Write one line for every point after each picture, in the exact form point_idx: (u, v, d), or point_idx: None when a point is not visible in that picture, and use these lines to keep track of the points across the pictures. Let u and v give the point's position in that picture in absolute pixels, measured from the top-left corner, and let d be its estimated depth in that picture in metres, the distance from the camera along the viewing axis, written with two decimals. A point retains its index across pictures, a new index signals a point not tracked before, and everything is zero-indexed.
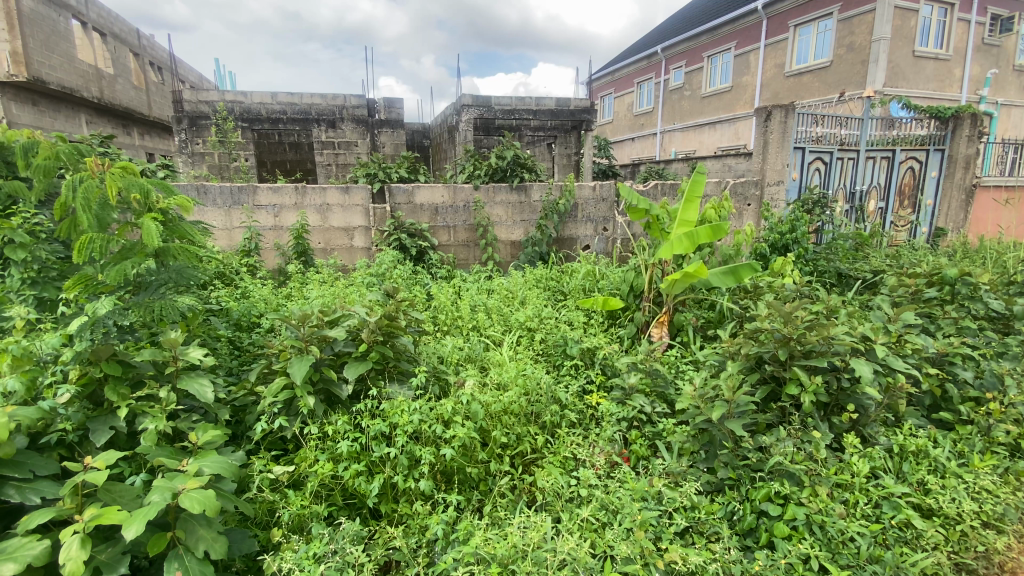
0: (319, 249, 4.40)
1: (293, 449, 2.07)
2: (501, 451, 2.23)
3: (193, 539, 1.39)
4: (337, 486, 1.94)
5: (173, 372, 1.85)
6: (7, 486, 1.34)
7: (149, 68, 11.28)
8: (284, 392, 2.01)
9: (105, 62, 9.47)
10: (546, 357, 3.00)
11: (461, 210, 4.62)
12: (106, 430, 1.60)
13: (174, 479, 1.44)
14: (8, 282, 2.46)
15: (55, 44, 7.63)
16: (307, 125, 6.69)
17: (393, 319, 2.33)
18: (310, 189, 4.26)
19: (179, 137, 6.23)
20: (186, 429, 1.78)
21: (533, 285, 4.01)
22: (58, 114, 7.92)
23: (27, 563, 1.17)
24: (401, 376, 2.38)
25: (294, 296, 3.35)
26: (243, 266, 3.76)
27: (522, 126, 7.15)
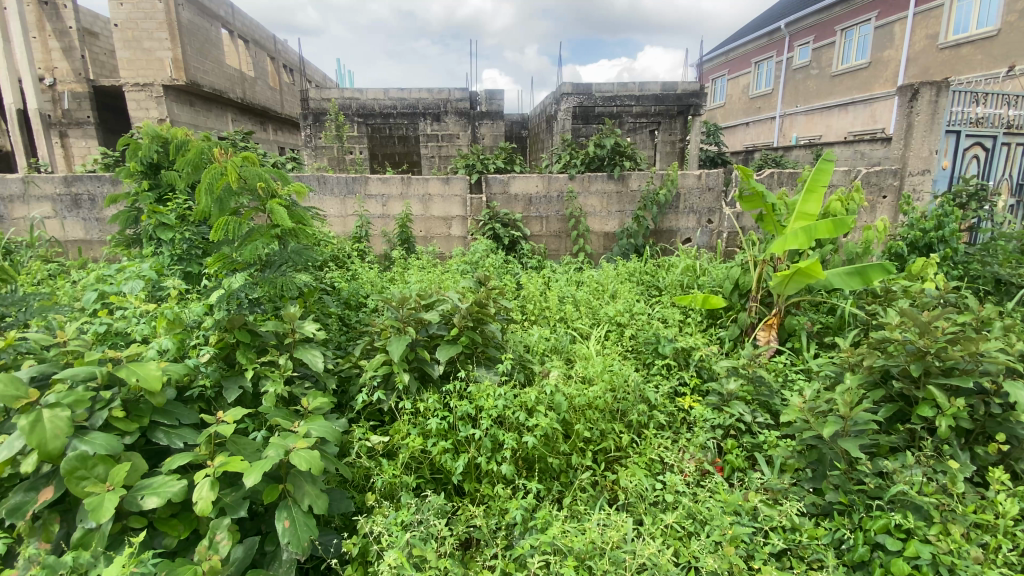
0: (420, 237, 4.63)
1: (388, 421, 2.21)
2: (583, 445, 2.21)
3: (299, 493, 1.55)
4: (426, 460, 2.05)
5: (291, 343, 2.06)
6: (160, 429, 1.60)
7: (282, 70, 12.61)
8: (383, 368, 2.16)
9: (248, 66, 10.72)
10: (635, 354, 2.90)
11: (554, 201, 4.60)
12: (236, 389, 1.85)
13: (287, 438, 1.61)
14: (168, 258, 2.90)
15: (208, 51, 8.79)
16: (414, 118, 7.07)
17: (483, 306, 2.40)
18: (414, 180, 4.48)
19: (305, 132, 6.89)
20: (299, 394, 1.99)
21: (626, 278, 3.88)
22: (209, 113, 9.17)
23: (168, 498, 1.39)
24: (488, 361, 2.43)
25: (397, 279, 3.57)
26: (354, 251, 4.08)
27: (623, 113, 6.95)
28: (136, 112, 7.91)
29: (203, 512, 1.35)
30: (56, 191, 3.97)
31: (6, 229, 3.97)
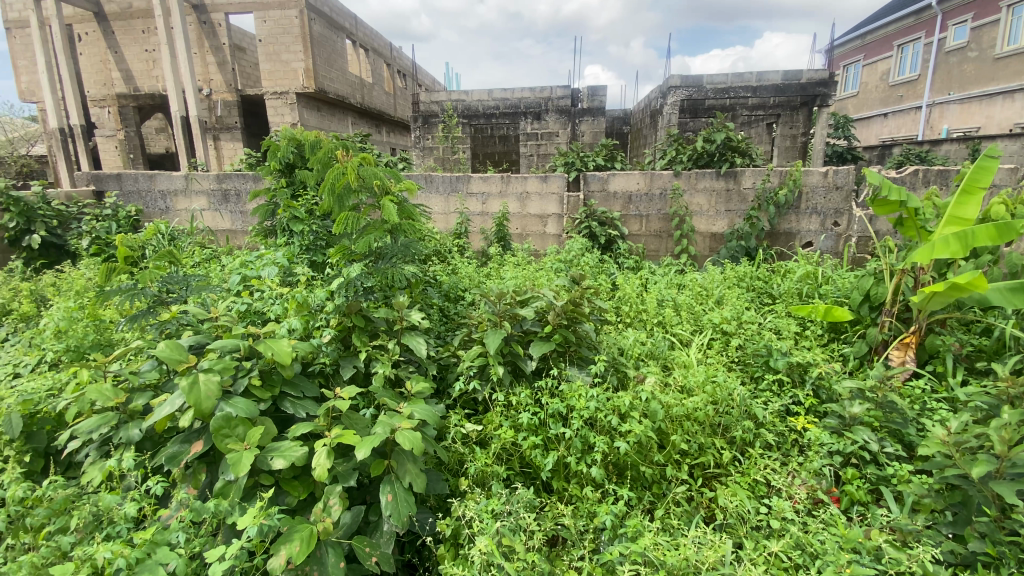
0: (516, 235, 4.70)
1: (482, 411, 2.27)
2: (678, 457, 2.10)
3: (401, 471, 1.65)
4: (516, 453, 2.07)
5: (399, 330, 2.21)
6: (287, 400, 1.79)
7: (397, 76, 13.49)
8: (479, 359, 2.22)
9: (367, 74, 11.63)
10: (742, 366, 2.69)
11: (656, 198, 4.43)
12: (351, 369, 2.01)
13: (393, 418, 1.72)
14: (298, 247, 3.24)
15: (334, 61, 9.66)
16: (515, 118, 7.21)
17: (578, 305, 2.37)
18: (514, 178, 4.55)
19: (415, 134, 7.35)
20: (404, 377, 2.12)
21: (733, 283, 3.62)
22: (333, 118, 10.15)
23: (292, 461, 1.55)
24: (581, 360, 2.40)
25: (493, 275, 3.65)
26: (454, 247, 4.25)
27: (737, 105, 6.50)
28: (275, 117, 9.07)
29: (320, 477, 1.49)
30: (210, 187, 4.61)
31: (171, 219, 4.68)
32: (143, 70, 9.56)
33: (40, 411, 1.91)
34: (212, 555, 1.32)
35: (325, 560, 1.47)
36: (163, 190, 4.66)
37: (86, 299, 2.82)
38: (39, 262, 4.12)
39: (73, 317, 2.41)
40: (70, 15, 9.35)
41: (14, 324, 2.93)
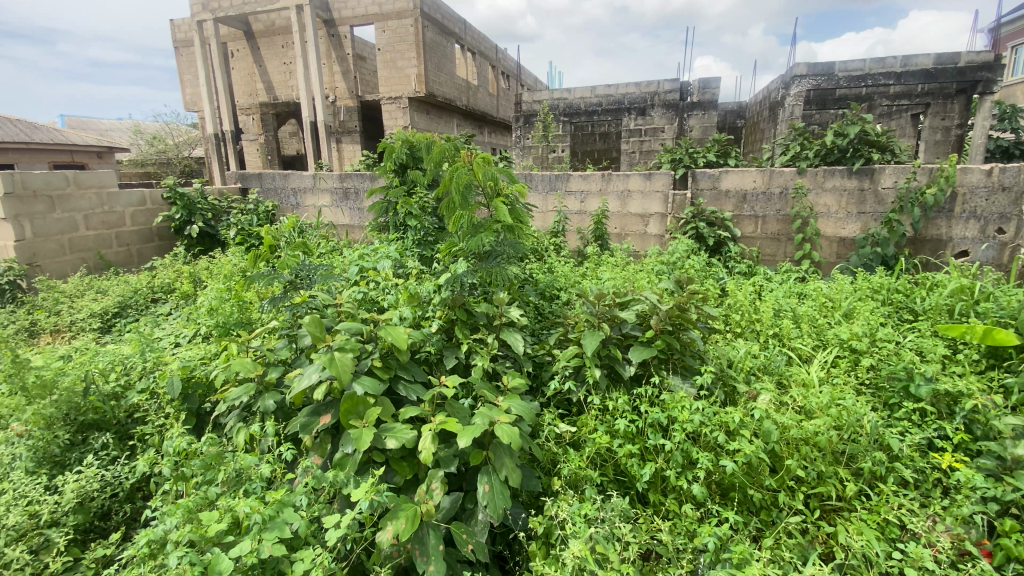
0: (615, 234, 4.57)
1: (576, 413, 2.22)
2: (793, 483, 1.91)
3: (499, 463, 1.69)
4: (611, 459, 2.00)
5: (498, 325, 2.25)
6: (399, 383, 1.92)
7: (501, 78, 13.83)
8: (575, 359, 2.19)
9: (474, 76, 12.08)
10: (873, 390, 2.39)
11: (775, 198, 4.08)
12: (453, 360, 2.10)
13: (492, 411, 1.76)
14: (410, 242, 3.45)
15: (443, 66, 10.14)
16: (618, 114, 7.03)
17: (685, 311, 2.25)
18: (615, 176, 4.44)
19: (516, 133, 7.49)
20: (501, 372, 2.14)
21: (865, 295, 3.22)
22: (441, 120, 10.70)
23: (402, 443, 1.66)
24: (684, 370, 2.27)
25: (590, 275, 3.56)
26: (551, 245, 4.23)
27: (875, 95, 5.81)
28: (389, 121, 9.82)
29: (425, 461, 1.59)
30: (333, 186, 5.05)
31: (301, 214, 5.21)
32: (281, 81, 10.76)
33: (195, 376, 2.22)
34: (330, 521, 1.44)
35: (426, 540, 1.54)
36: (294, 188, 5.20)
37: (230, 282, 3.22)
38: (196, 248, 4.81)
39: (223, 297, 2.77)
40: (226, 34, 10.78)
41: (177, 300, 3.43)
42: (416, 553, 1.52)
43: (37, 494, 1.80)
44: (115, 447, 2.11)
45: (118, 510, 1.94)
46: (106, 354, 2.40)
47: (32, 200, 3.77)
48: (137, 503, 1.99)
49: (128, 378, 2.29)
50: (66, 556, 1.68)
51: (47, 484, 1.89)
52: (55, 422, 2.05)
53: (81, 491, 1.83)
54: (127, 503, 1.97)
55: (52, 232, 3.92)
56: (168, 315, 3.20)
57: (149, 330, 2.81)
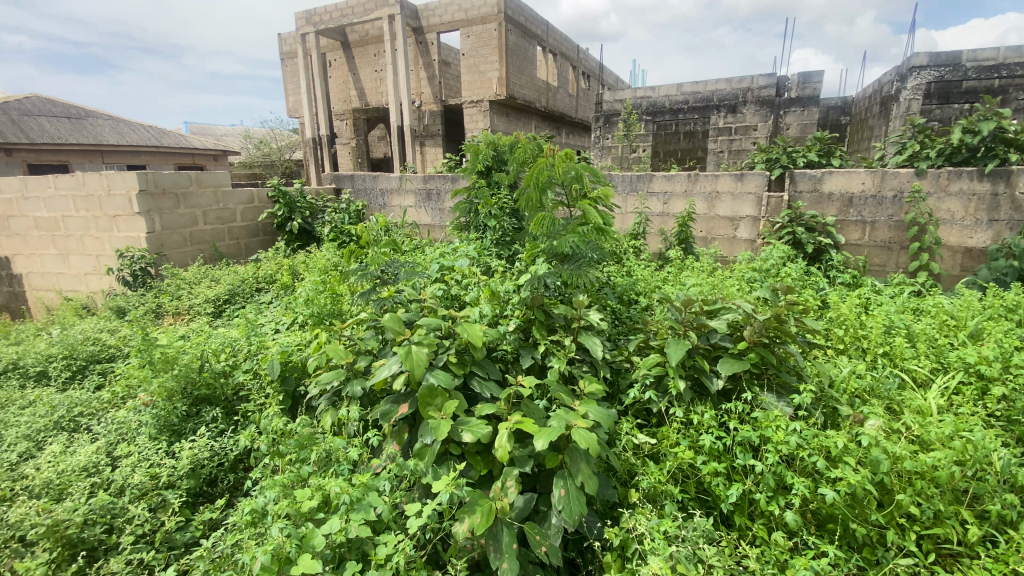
0: (700, 238, 4.35)
1: (655, 424, 2.12)
2: (903, 520, 1.69)
3: (575, 468, 1.65)
4: (693, 476, 1.88)
5: (577, 328, 2.21)
6: (474, 379, 1.94)
7: (582, 78, 13.69)
8: (657, 368, 2.09)
9: (554, 78, 12.09)
10: (1008, 425, 2.07)
11: (887, 202, 3.69)
12: (528, 360, 2.09)
13: (569, 415, 1.73)
14: (489, 241, 3.49)
15: (524, 68, 10.24)
16: (706, 112, 6.70)
17: (784, 322, 2.08)
18: (702, 177, 4.22)
19: (596, 133, 7.37)
20: (578, 375, 2.10)
21: (998, 314, 2.81)
22: (520, 121, 10.83)
23: (479, 438, 1.67)
24: (779, 387, 2.10)
25: (672, 280, 3.36)
26: (631, 247, 4.09)
27: (1011, 87, 5.09)
28: (470, 124, 10.09)
29: (501, 459, 1.59)
30: (417, 187, 5.26)
31: (387, 213, 5.48)
32: (372, 87, 11.41)
33: (292, 361, 2.39)
34: (411, 509, 1.49)
35: (501, 538, 1.54)
36: (383, 189, 5.48)
37: (324, 276, 3.44)
38: (295, 243, 5.19)
39: (319, 289, 2.96)
40: (326, 46, 11.63)
41: (278, 291, 3.73)
42: (491, 550, 1.52)
43: (158, 458, 2.02)
44: (222, 420, 2.32)
45: (223, 479, 2.13)
46: (219, 336, 2.66)
47: (162, 197, 4.26)
48: (238, 473, 2.17)
49: (235, 359, 2.51)
50: (179, 516, 1.88)
51: (166, 449, 2.12)
52: (175, 394, 2.31)
53: (194, 459, 2.04)
54: (230, 472, 2.16)
55: (176, 226, 4.41)
56: (269, 303, 3.48)
57: (254, 316, 3.07)
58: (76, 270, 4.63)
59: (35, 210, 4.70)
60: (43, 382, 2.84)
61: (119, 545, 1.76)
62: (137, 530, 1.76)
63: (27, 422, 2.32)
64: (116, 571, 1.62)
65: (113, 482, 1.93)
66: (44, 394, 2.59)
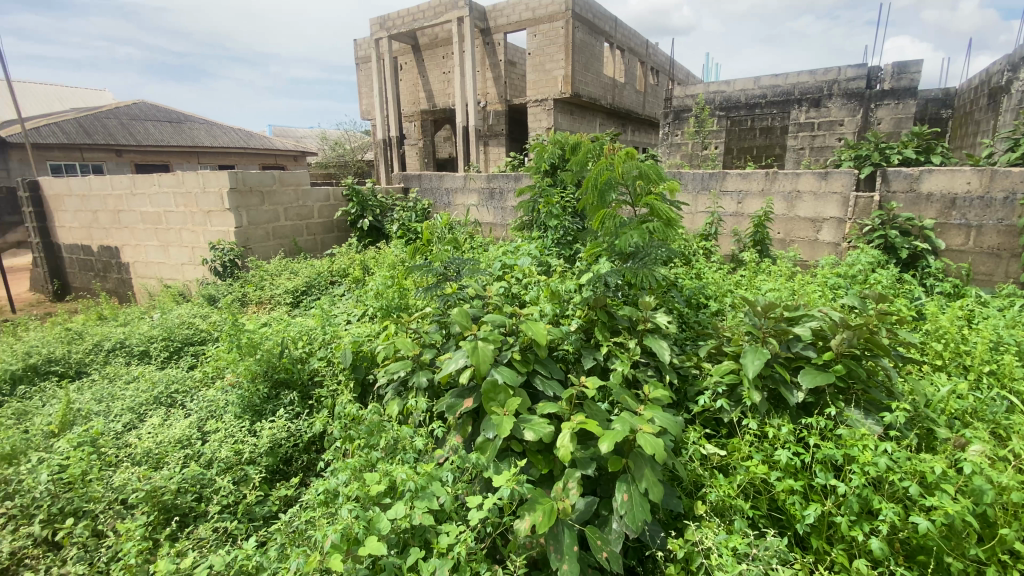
0: (777, 240, 4.11)
1: (725, 434, 2.02)
2: (1011, 559, 1.51)
3: (639, 474, 1.61)
4: (766, 492, 1.77)
5: (643, 330, 2.15)
6: (537, 377, 1.94)
7: (650, 74, 13.30)
8: (730, 376, 2.00)
9: (620, 74, 11.84)
10: None
11: (997, 204, 3.33)
12: (591, 360, 2.06)
13: (634, 419, 1.69)
14: (552, 240, 3.49)
15: (590, 65, 10.12)
16: (786, 107, 6.33)
17: (875, 333, 1.92)
18: (782, 175, 3.99)
19: (664, 130, 7.13)
20: (643, 379, 2.05)
21: None
22: (584, 119, 10.71)
23: (540, 436, 1.67)
24: (868, 404, 1.94)
25: (745, 285, 3.16)
26: (700, 249, 3.90)
27: None
28: (534, 123, 10.12)
29: (562, 459, 1.58)
30: (481, 186, 5.34)
31: (452, 211, 5.61)
32: (439, 89, 11.72)
33: (362, 350, 2.50)
34: (473, 501, 1.52)
35: (561, 538, 1.53)
36: (448, 188, 5.61)
37: (392, 271, 3.56)
38: (365, 239, 5.43)
39: (388, 284, 3.08)
40: (398, 50, 12.08)
41: (350, 284, 3.92)
42: (550, 549, 1.51)
43: (242, 435, 2.19)
44: (299, 403, 2.47)
45: (298, 458, 2.26)
46: (297, 325, 2.84)
47: (248, 194, 4.60)
48: (312, 454, 2.29)
49: (311, 346, 2.67)
50: (258, 491, 2.01)
51: (250, 427, 2.29)
52: (258, 377, 2.49)
53: (272, 438, 2.18)
54: (304, 453, 2.29)
55: (261, 222, 4.75)
56: (341, 296, 3.67)
57: (329, 307, 3.25)
58: (175, 260, 5.10)
59: (142, 206, 5.23)
60: (146, 360, 3.16)
61: (207, 513, 1.92)
62: (223, 500, 1.91)
63: (133, 395, 2.59)
64: (204, 536, 1.76)
65: (204, 455, 2.10)
66: (146, 370, 2.89)
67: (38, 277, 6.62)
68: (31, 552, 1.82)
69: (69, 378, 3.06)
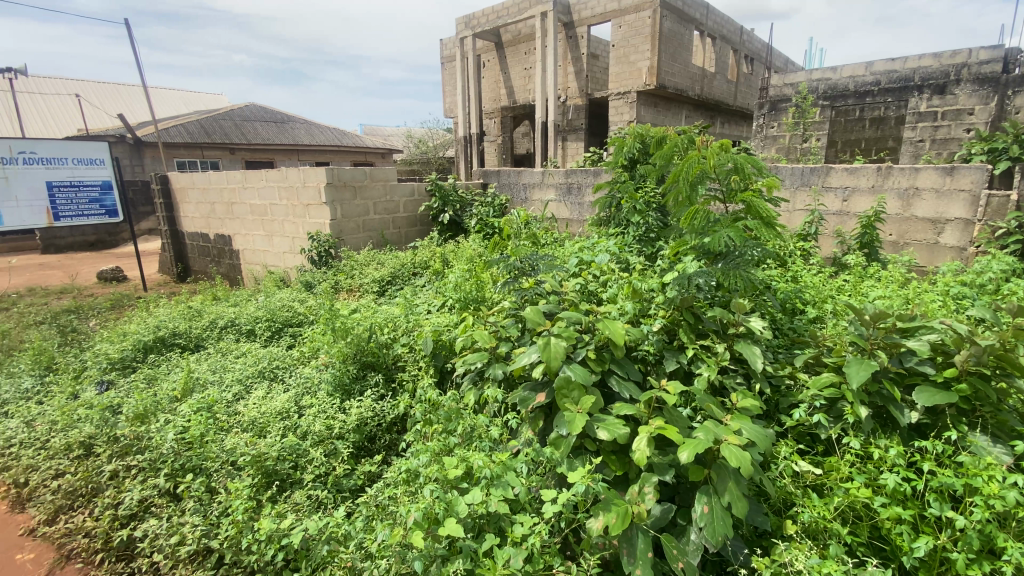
0: (889, 242, 3.73)
1: (820, 452, 1.87)
2: None
3: (722, 486, 1.53)
4: (867, 519, 1.62)
5: (732, 334, 2.06)
6: (612, 377, 1.91)
7: (744, 62, 12.48)
8: (829, 389, 1.84)
9: (710, 64, 11.23)
10: None
11: None
12: (673, 363, 1.99)
13: (718, 428, 1.61)
14: (632, 237, 3.40)
15: (678, 55, 9.70)
16: (903, 94, 5.70)
17: (1011, 351, 1.69)
18: (897, 170, 3.59)
19: (758, 122, 6.69)
20: (729, 387, 1.95)
21: None
22: (669, 112, 10.30)
23: (616, 437, 1.64)
24: (998, 431, 1.71)
25: (849, 290, 2.91)
26: (797, 250, 3.56)
27: None
28: (616, 117, 9.89)
29: (638, 462, 1.55)
30: (559, 181, 5.32)
31: (530, 206, 5.65)
32: (520, 85, 11.82)
33: (441, 339, 2.59)
34: (548, 495, 1.53)
35: (635, 543, 1.50)
36: (526, 183, 5.65)
37: (471, 264, 3.66)
38: (446, 233, 5.61)
39: (467, 276, 3.17)
40: (481, 48, 12.33)
41: (431, 276, 4.08)
42: (623, 552, 1.49)
43: (333, 411, 2.36)
44: (383, 385, 2.62)
45: (381, 437, 2.39)
46: (384, 312, 3.01)
47: (342, 189, 4.94)
48: (394, 434, 2.41)
49: (395, 333, 2.80)
50: (346, 464, 2.16)
51: (340, 404, 2.46)
52: (348, 358, 2.66)
53: (359, 416, 2.33)
54: (387, 433, 2.41)
55: (353, 215, 5.07)
56: (423, 287, 3.83)
57: (412, 297, 3.41)
58: (277, 248, 5.59)
59: (251, 198, 5.78)
60: (252, 337, 3.50)
61: (301, 480, 2.10)
62: (316, 470, 2.07)
63: (242, 368, 2.88)
64: (300, 501, 1.93)
65: (300, 427, 2.30)
66: (253, 347, 3.20)
67: (166, 260, 7.53)
68: (157, 501, 2.12)
69: (189, 350, 3.47)
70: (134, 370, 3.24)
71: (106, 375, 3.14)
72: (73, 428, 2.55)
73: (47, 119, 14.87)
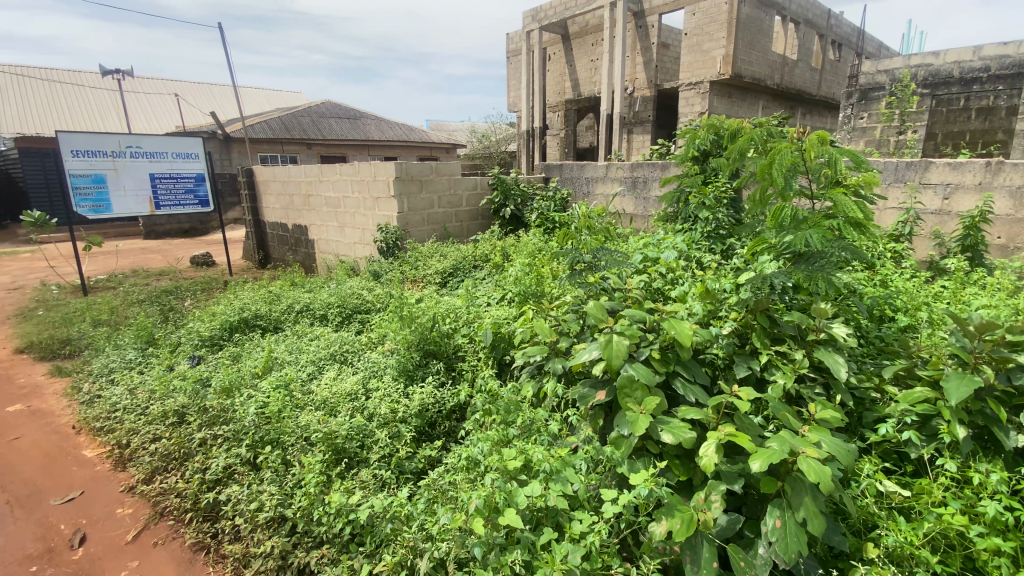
0: (997, 245, 3.35)
1: (909, 472, 1.72)
2: None
3: (796, 501, 1.45)
4: (963, 548, 1.47)
5: (812, 341, 1.94)
6: (678, 379, 1.86)
7: (830, 48, 11.57)
8: (923, 405, 1.69)
9: (792, 50, 10.52)
10: None
11: None
12: (744, 368, 1.90)
13: (794, 438, 1.52)
14: (701, 234, 3.27)
15: (756, 42, 9.16)
16: (1018, 81, 5.16)
17: None
18: (1011, 165, 3.21)
19: (845, 112, 6.13)
20: (806, 396, 1.83)
21: None
22: (744, 103, 9.77)
23: (681, 441, 1.59)
24: None
25: (948, 297, 2.64)
26: (888, 252, 3.28)
27: None
28: (686, 108, 9.51)
29: (705, 467, 1.50)
30: (624, 175, 5.20)
31: (592, 201, 5.56)
32: (586, 77, 11.64)
33: (501, 332, 2.62)
34: (609, 494, 1.52)
35: (699, 551, 1.45)
36: (589, 177, 5.57)
37: (532, 258, 3.67)
38: (507, 227, 5.66)
39: (528, 271, 3.18)
40: (548, 41, 12.25)
41: (491, 269, 4.14)
42: (685, 559, 1.45)
43: (398, 396, 2.46)
44: (445, 373, 2.69)
45: (441, 423, 2.46)
46: (446, 303, 3.08)
47: (410, 182, 5.10)
48: (453, 421, 2.47)
49: (456, 323, 2.87)
50: (408, 447, 2.25)
51: (403, 389, 2.56)
52: (413, 345, 2.76)
53: (421, 402, 2.41)
54: (447, 420, 2.48)
55: (419, 208, 5.23)
56: (483, 279, 3.88)
57: (473, 289, 3.47)
58: (348, 238, 5.87)
59: (326, 190, 6.10)
60: (325, 322, 3.71)
61: (367, 459, 2.20)
62: (381, 451, 2.17)
63: (316, 350, 3.06)
64: (366, 480, 2.03)
65: (367, 408, 2.41)
66: (325, 331, 3.39)
67: (249, 247, 8.13)
68: (239, 469, 2.31)
69: (269, 331, 3.73)
70: (221, 347, 3.52)
71: (197, 351, 3.45)
72: (169, 397, 2.82)
73: (151, 117, 16.41)
